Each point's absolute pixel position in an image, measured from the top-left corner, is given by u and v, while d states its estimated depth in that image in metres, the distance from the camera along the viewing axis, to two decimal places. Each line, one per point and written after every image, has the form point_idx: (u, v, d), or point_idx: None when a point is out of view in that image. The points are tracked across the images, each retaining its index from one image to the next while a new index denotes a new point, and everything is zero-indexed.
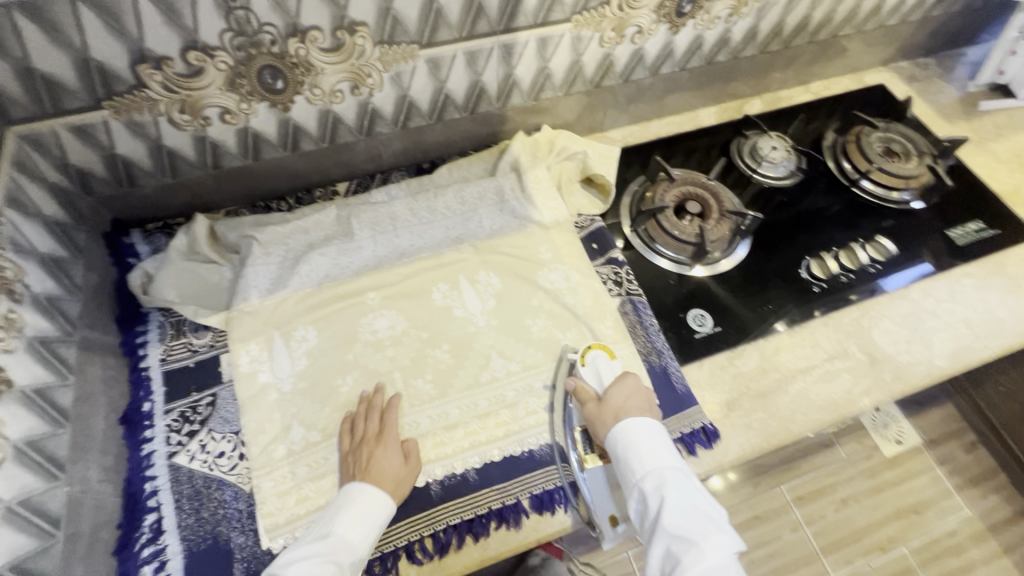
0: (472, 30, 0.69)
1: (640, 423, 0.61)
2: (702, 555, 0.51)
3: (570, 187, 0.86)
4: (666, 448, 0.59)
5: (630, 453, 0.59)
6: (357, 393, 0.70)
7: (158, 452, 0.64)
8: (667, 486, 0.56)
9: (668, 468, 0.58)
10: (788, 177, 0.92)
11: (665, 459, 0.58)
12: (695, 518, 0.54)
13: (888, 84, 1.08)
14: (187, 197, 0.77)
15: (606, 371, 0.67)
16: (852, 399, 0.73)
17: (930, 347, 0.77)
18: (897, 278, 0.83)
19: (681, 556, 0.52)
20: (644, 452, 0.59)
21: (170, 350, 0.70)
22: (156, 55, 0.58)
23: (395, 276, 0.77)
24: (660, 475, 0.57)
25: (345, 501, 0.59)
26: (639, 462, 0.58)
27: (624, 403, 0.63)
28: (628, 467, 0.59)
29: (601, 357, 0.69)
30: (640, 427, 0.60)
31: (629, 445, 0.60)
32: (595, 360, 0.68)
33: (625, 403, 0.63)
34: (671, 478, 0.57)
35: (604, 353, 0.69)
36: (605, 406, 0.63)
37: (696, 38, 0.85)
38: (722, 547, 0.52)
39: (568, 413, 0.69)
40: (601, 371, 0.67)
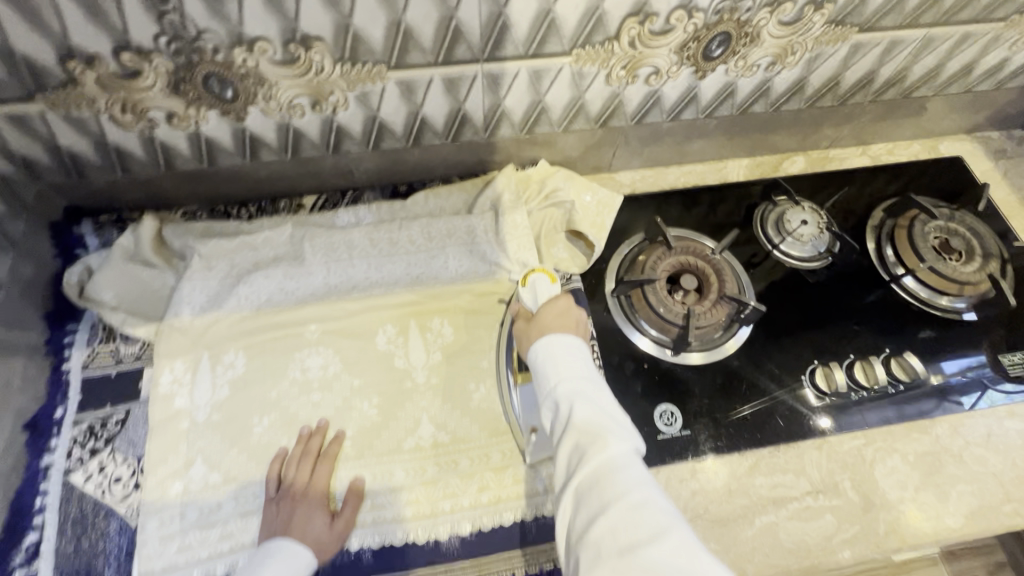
0: (449, 55, 0.60)
1: (557, 337, 0.56)
2: (607, 447, 0.45)
3: (551, 238, 0.77)
4: (581, 356, 0.54)
5: (546, 364, 0.54)
6: (270, 438, 0.65)
7: (57, 465, 0.62)
8: (579, 392, 0.50)
9: (584, 374, 0.53)
10: (815, 260, 0.79)
11: (582, 369, 0.53)
12: (606, 417, 0.48)
13: (967, 157, 0.90)
14: (142, 191, 0.73)
15: (544, 293, 0.64)
16: (829, 549, 0.61)
17: (943, 501, 0.64)
18: (960, 359, 0.72)
19: (584, 448, 0.46)
20: (558, 360, 0.54)
21: (94, 356, 0.67)
22: (85, 52, 0.53)
23: (339, 311, 0.71)
24: (573, 380, 0.52)
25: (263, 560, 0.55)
26: (553, 373, 0.53)
27: (553, 322, 0.59)
28: (544, 374, 0.54)
29: (541, 280, 0.65)
30: (560, 341, 0.56)
31: (545, 356, 0.55)
32: (535, 283, 0.65)
33: (552, 321, 0.59)
34: (582, 384, 0.51)
35: (545, 276, 0.66)
36: (532, 324, 0.60)
37: (728, 86, 0.72)
38: (625, 437, 0.47)
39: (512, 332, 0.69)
40: (536, 291, 0.64)
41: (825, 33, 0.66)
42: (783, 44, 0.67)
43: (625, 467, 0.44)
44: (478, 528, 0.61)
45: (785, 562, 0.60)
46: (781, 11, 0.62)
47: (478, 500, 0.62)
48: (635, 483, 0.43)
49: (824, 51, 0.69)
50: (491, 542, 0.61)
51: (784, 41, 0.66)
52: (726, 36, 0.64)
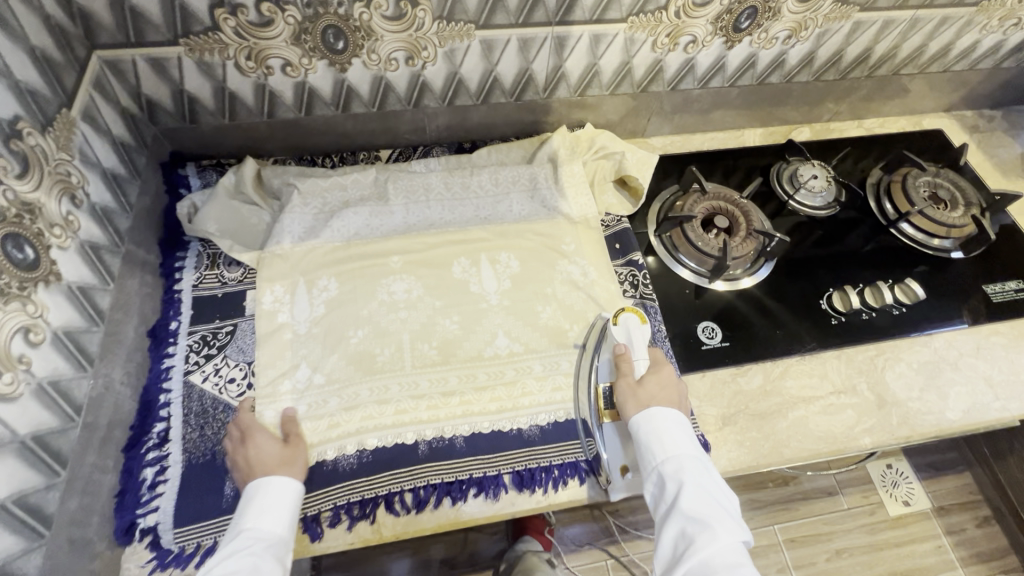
0: (528, 18, 0.72)
1: (668, 413, 0.63)
2: (714, 539, 0.52)
3: (603, 185, 0.87)
4: (685, 437, 0.61)
5: (652, 441, 0.61)
6: (365, 346, 0.72)
7: (177, 367, 0.69)
8: (686, 478, 0.57)
9: (689, 458, 0.59)
10: (825, 209, 0.91)
11: (688, 452, 0.60)
12: (713, 507, 0.55)
13: (946, 130, 1.05)
14: (241, 139, 0.82)
15: (636, 334, 0.72)
16: (852, 436, 0.72)
17: (943, 399, 0.75)
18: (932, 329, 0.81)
19: (692, 537, 0.53)
20: (664, 438, 0.61)
21: (203, 278, 0.75)
22: (233, 1, 0.63)
23: (419, 244, 0.80)
24: (678, 464, 0.59)
25: (248, 500, 0.57)
26: (659, 450, 0.60)
27: (657, 393, 0.66)
28: (648, 449, 0.61)
29: (632, 320, 0.73)
30: (666, 417, 0.62)
31: (653, 434, 0.62)
32: (626, 322, 0.73)
33: (656, 391, 0.66)
34: (690, 466, 0.58)
35: (636, 317, 0.73)
36: (641, 388, 0.66)
37: (751, 56, 0.85)
38: (732, 532, 0.53)
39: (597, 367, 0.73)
40: (632, 333, 0.72)
41: (833, 11, 0.80)
42: (798, 20, 0.80)
43: (732, 565, 0.50)
44: (558, 419, 0.70)
45: (816, 446, 0.70)
46: None
47: (553, 397, 0.71)
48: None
49: (831, 27, 0.82)
50: (568, 431, 0.69)
51: (799, 16, 0.80)
52: (753, 10, 0.77)
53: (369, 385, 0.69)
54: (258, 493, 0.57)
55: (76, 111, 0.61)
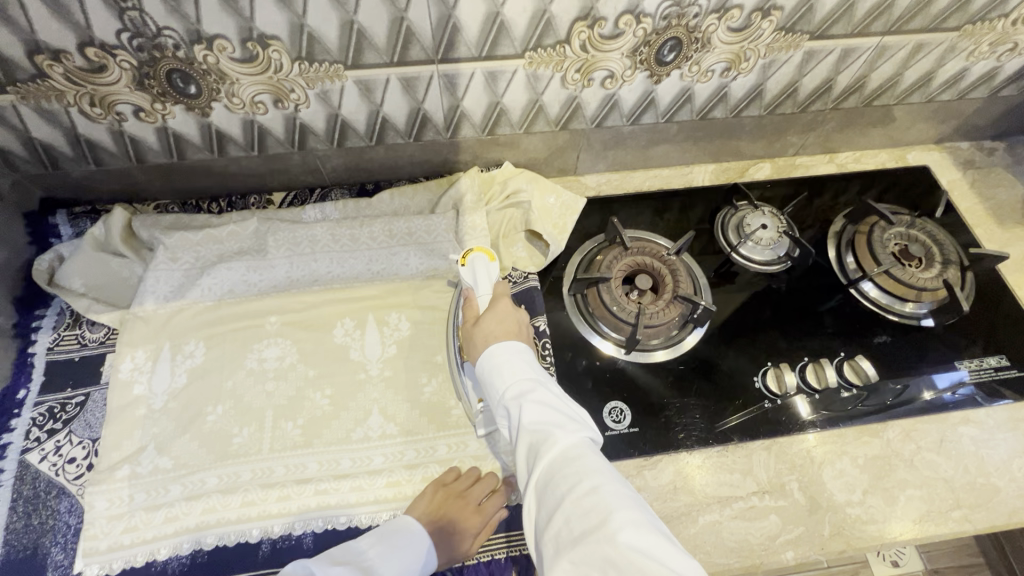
0: (404, 56, 0.62)
1: (502, 346, 0.56)
2: (557, 444, 0.46)
3: (511, 237, 0.78)
4: (526, 360, 0.55)
5: (493, 375, 0.55)
6: (221, 426, 0.65)
7: (14, 445, 0.63)
8: (526, 393, 0.51)
9: (529, 377, 0.53)
10: (776, 264, 0.79)
11: (525, 373, 0.54)
12: (555, 414, 0.48)
13: (935, 167, 0.91)
14: (116, 184, 0.76)
15: (484, 274, 0.64)
16: (772, 550, 0.61)
17: (891, 505, 0.64)
18: (950, 373, 0.72)
19: (539, 449, 0.46)
20: (503, 368, 0.54)
21: (60, 340, 0.70)
22: (52, 47, 0.56)
23: (300, 303, 0.73)
24: (520, 384, 0.52)
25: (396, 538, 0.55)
26: (499, 382, 0.54)
27: (493, 329, 0.58)
28: (493, 384, 0.54)
29: (480, 260, 0.65)
30: (504, 349, 0.56)
31: (493, 368, 0.55)
32: (474, 262, 0.65)
33: (494, 327, 0.58)
34: (529, 386, 0.52)
35: (484, 256, 0.65)
36: (477, 327, 0.59)
37: (685, 90, 0.74)
38: (575, 431, 0.47)
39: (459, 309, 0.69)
40: (477, 273, 0.64)
41: (776, 40, 0.68)
42: (735, 50, 0.68)
43: (578, 458, 0.44)
44: None
45: (726, 560, 0.60)
46: (729, 17, 0.63)
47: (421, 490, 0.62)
48: (587, 471, 0.43)
49: (777, 57, 0.70)
50: None
51: (736, 47, 0.68)
52: (676, 41, 0.66)
53: (218, 473, 0.63)
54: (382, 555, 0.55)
55: None
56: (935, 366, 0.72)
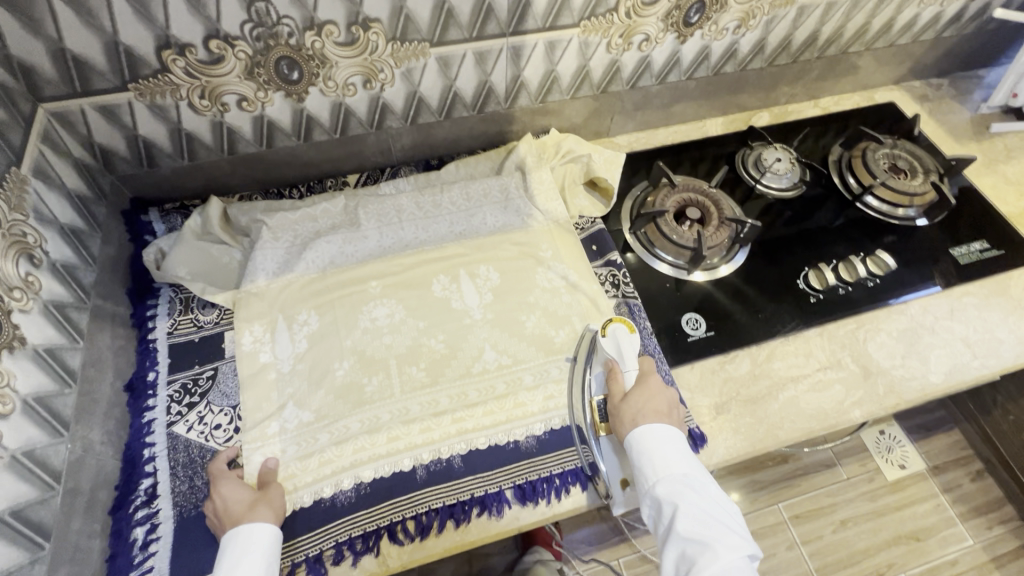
0: (481, 31, 0.72)
1: (661, 429, 0.61)
2: (715, 558, 0.51)
3: (574, 189, 0.88)
4: (677, 452, 0.60)
5: (645, 462, 0.60)
6: (352, 378, 0.71)
7: (158, 420, 0.67)
8: (681, 494, 0.56)
9: (680, 477, 0.58)
10: (792, 190, 0.93)
11: (678, 469, 0.58)
12: (711, 525, 0.54)
13: (898, 102, 1.08)
14: (204, 179, 0.80)
15: (626, 345, 0.68)
16: (842, 411, 0.73)
17: (925, 363, 0.77)
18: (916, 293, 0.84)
19: (695, 559, 0.52)
20: (655, 458, 0.59)
21: (177, 324, 0.73)
22: (180, 41, 0.62)
23: (397, 266, 0.79)
24: (673, 483, 0.57)
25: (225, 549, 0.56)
26: (651, 472, 0.59)
27: (645, 405, 0.63)
28: (642, 473, 0.59)
29: (621, 331, 0.69)
30: (654, 434, 0.61)
31: (642, 454, 0.60)
32: (615, 332, 0.69)
33: (645, 404, 0.63)
34: (685, 486, 0.57)
35: (625, 327, 0.69)
36: (626, 402, 0.64)
37: (704, 49, 0.87)
38: (733, 546, 0.52)
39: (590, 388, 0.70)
40: (621, 345, 0.68)
41: None
42: (746, 9, 0.82)
43: None
44: (550, 422, 0.69)
45: (809, 424, 0.72)
46: None
47: (546, 405, 0.70)
48: None
49: (777, 14, 0.85)
50: (565, 440, 0.69)
51: (747, 6, 0.82)
52: (701, 4, 0.78)
53: (359, 418, 0.68)
54: (229, 548, 0.56)
55: (26, 169, 0.59)
56: (932, 254, 0.87)
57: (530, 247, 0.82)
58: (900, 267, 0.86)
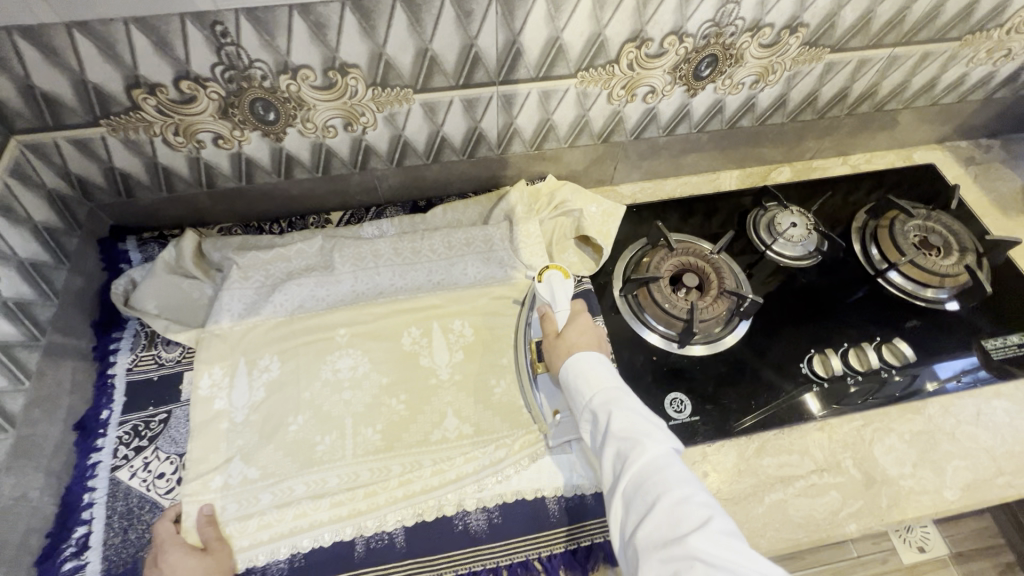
0: (469, 78, 0.68)
1: (591, 356, 0.60)
2: (645, 450, 0.49)
3: (562, 245, 0.83)
4: (608, 370, 0.59)
5: (578, 381, 0.58)
6: (304, 435, 0.67)
7: (103, 463, 0.64)
8: (613, 401, 0.55)
9: (612, 385, 0.57)
10: (806, 259, 0.85)
11: (610, 379, 0.58)
12: (640, 421, 0.52)
13: (939, 164, 0.98)
14: (184, 210, 0.79)
15: (561, 290, 0.67)
16: (836, 522, 0.65)
17: (940, 475, 0.68)
18: (952, 364, 0.76)
19: (628, 454, 0.50)
20: (588, 376, 0.58)
21: (138, 360, 0.71)
22: (149, 81, 0.60)
23: (366, 314, 0.75)
24: (606, 389, 0.56)
25: None
26: (586, 387, 0.57)
27: (577, 340, 0.63)
28: (577, 391, 0.58)
29: (556, 277, 0.68)
30: (588, 360, 0.59)
31: (576, 375, 0.59)
32: (551, 279, 0.67)
33: (577, 339, 0.63)
34: (616, 395, 0.55)
35: (559, 273, 0.68)
36: (560, 340, 0.63)
37: (717, 102, 0.80)
38: (661, 438, 0.51)
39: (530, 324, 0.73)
40: (555, 290, 0.67)
41: (801, 54, 0.75)
42: (765, 64, 0.75)
43: (663, 468, 0.48)
44: (504, 505, 0.64)
45: (796, 535, 0.64)
46: (761, 35, 0.70)
47: (503, 486, 0.65)
48: (675, 481, 0.47)
49: (801, 69, 0.78)
50: (517, 527, 0.63)
51: (766, 61, 0.75)
52: (713, 58, 0.72)
53: (304, 480, 0.64)
54: None
55: None
56: (961, 346, 0.78)
57: (509, 305, 0.77)
58: (925, 358, 0.76)
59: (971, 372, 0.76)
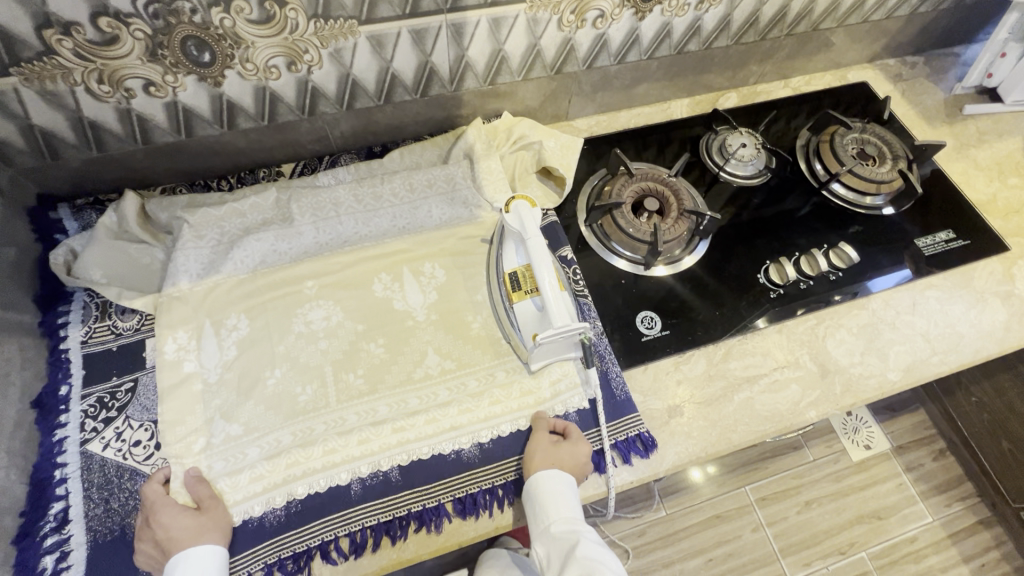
0: (415, 7, 0.65)
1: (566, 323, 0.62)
2: None
3: (525, 178, 0.84)
4: (572, 501, 0.60)
5: (540, 503, 0.59)
6: (284, 387, 0.66)
7: (71, 438, 0.62)
8: (578, 536, 0.57)
9: (575, 514, 0.60)
10: (756, 177, 0.89)
11: (571, 505, 0.60)
12: (604, 558, 0.55)
13: (871, 82, 1.03)
14: (119, 171, 0.74)
15: (529, 218, 0.67)
16: (798, 411, 0.71)
17: (884, 360, 0.75)
18: (883, 282, 0.81)
19: None
20: (557, 499, 0.59)
21: (92, 332, 0.67)
22: (63, 19, 0.54)
23: (333, 264, 0.73)
24: (570, 520, 0.58)
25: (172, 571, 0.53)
26: (549, 514, 0.59)
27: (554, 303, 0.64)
28: (542, 513, 0.59)
29: (523, 206, 0.68)
30: (554, 482, 0.60)
31: (541, 497, 0.60)
32: (518, 208, 0.68)
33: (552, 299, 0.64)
34: (579, 529, 0.58)
35: (527, 202, 0.68)
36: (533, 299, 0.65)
37: (665, 25, 0.81)
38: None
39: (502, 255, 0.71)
40: (524, 218, 0.67)
41: None
42: None
43: None
44: (495, 435, 0.65)
45: (764, 426, 0.69)
46: None
47: (491, 413, 0.66)
48: None
49: None
50: (508, 449, 0.65)
51: None
52: None
53: (292, 430, 0.64)
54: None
55: None
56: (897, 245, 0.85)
57: (477, 242, 0.77)
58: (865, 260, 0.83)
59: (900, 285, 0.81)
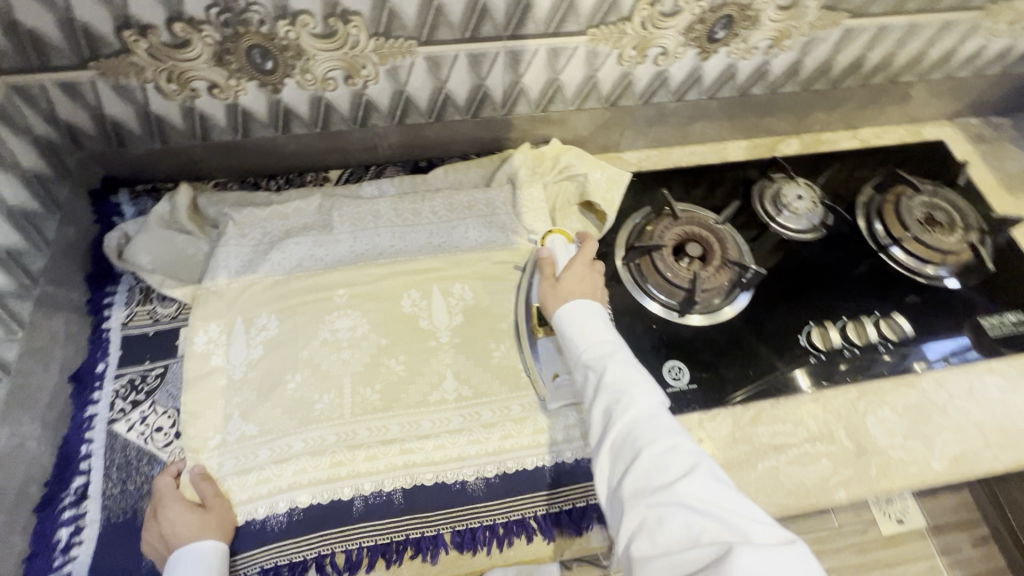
0: (476, 31, 0.65)
1: (586, 304, 0.62)
2: (635, 410, 0.52)
3: (565, 209, 0.82)
4: (602, 327, 0.60)
5: (572, 332, 0.60)
6: (302, 393, 0.66)
7: (100, 415, 0.64)
8: (606, 356, 0.57)
9: (609, 338, 0.59)
10: (810, 232, 0.85)
11: (603, 333, 0.59)
12: (633, 375, 0.55)
13: (949, 141, 0.97)
14: (178, 162, 0.76)
15: (563, 254, 0.70)
16: (826, 489, 0.66)
17: (929, 447, 0.69)
18: (939, 347, 0.76)
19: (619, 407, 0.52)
20: (586, 328, 0.59)
21: (133, 315, 0.70)
22: (141, 22, 0.57)
23: (366, 275, 0.74)
24: (601, 347, 0.58)
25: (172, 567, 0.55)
26: (579, 341, 0.59)
27: (575, 287, 0.64)
28: (571, 340, 0.60)
29: (558, 241, 0.71)
30: (579, 311, 0.61)
31: (572, 326, 0.60)
32: (553, 243, 0.71)
33: (574, 285, 0.64)
34: (610, 349, 0.57)
35: (562, 238, 0.72)
36: (556, 288, 0.64)
37: (730, 67, 0.79)
38: (649, 394, 0.53)
39: (531, 287, 0.73)
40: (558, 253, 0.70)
41: (819, 18, 0.74)
42: (781, 28, 0.74)
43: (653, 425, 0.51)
44: (502, 471, 0.64)
45: (786, 501, 0.65)
46: None
47: (500, 446, 0.65)
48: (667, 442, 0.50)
49: (817, 35, 0.77)
50: (514, 487, 0.64)
51: (782, 25, 0.73)
52: (729, 19, 0.71)
53: (302, 437, 0.64)
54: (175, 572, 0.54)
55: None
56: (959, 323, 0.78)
57: (509, 269, 0.76)
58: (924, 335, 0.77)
59: (959, 352, 0.76)
